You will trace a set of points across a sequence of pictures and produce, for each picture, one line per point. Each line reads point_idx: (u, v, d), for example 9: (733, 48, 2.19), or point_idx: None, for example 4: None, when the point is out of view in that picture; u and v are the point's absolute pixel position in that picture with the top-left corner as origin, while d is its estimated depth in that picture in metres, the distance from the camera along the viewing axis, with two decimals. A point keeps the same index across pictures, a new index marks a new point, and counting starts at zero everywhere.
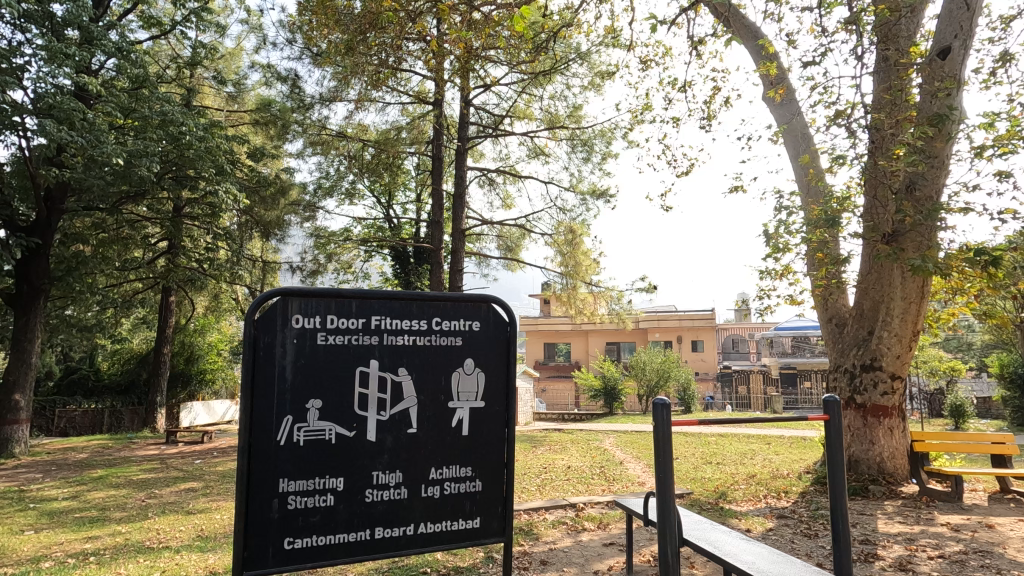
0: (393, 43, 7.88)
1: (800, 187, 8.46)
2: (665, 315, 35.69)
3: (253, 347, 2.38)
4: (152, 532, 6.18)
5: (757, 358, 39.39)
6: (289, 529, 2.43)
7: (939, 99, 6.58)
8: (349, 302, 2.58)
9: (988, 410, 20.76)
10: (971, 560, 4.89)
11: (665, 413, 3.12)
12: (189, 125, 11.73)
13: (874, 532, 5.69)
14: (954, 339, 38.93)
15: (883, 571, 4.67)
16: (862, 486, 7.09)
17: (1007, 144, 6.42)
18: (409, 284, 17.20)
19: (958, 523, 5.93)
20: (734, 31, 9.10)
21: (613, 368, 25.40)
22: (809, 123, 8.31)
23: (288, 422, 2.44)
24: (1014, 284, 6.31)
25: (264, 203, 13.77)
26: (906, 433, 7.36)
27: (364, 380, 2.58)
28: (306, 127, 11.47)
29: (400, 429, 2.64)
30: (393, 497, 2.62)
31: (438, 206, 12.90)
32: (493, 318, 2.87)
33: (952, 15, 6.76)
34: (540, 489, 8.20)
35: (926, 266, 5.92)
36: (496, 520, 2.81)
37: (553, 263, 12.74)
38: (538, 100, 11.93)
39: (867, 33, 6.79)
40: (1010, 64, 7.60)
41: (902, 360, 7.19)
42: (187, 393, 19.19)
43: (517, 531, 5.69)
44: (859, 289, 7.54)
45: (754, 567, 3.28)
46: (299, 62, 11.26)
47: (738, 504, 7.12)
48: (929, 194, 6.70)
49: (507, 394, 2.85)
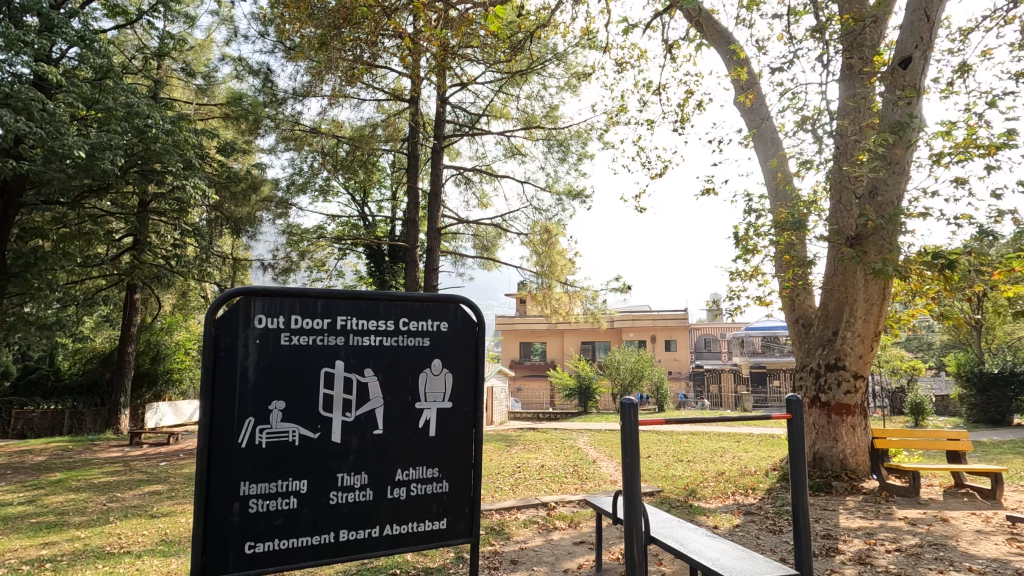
0: (368, 39, 7.85)
1: (768, 190, 8.65)
2: (639, 315, 36.11)
3: (213, 348, 2.33)
4: (113, 537, 5.99)
5: (728, 357, 40.13)
6: (250, 533, 2.39)
7: (901, 107, 6.80)
8: (314, 302, 2.55)
9: (945, 407, 21.56)
10: (926, 553, 5.06)
11: (633, 413, 3.15)
12: (156, 119, 11.48)
13: (836, 527, 5.85)
14: (915, 339, 40.49)
15: (843, 565, 4.81)
16: (825, 482, 7.31)
17: (964, 152, 6.67)
18: (383, 283, 17.01)
19: (915, 517, 6.14)
20: (707, 35, 9.26)
21: (588, 368, 25.58)
22: (778, 128, 8.52)
23: (250, 423, 2.39)
24: (969, 287, 6.55)
25: (234, 198, 13.25)
26: (867, 431, 7.59)
27: (329, 381, 2.55)
28: (279, 122, 11.28)
29: (365, 430, 2.62)
30: (358, 499, 2.59)
31: (414, 205, 12.81)
32: (462, 318, 2.86)
33: (913, 26, 6.98)
34: (513, 489, 8.18)
35: (887, 270, 6.11)
36: (464, 521, 2.80)
37: (529, 263, 12.80)
38: (514, 100, 11.97)
39: (834, 42, 6.97)
40: (968, 74, 7.93)
41: (864, 360, 7.45)
42: (153, 393, 18.69)
43: (489, 531, 5.68)
44: (824, 291, 7.75)
45: (719, 564, 3.34)
46: (272, 55, 11.06)
47: (706, 501, 7.25)
48: (891, 199, 6.91)
49: (475, 394, 2.84)
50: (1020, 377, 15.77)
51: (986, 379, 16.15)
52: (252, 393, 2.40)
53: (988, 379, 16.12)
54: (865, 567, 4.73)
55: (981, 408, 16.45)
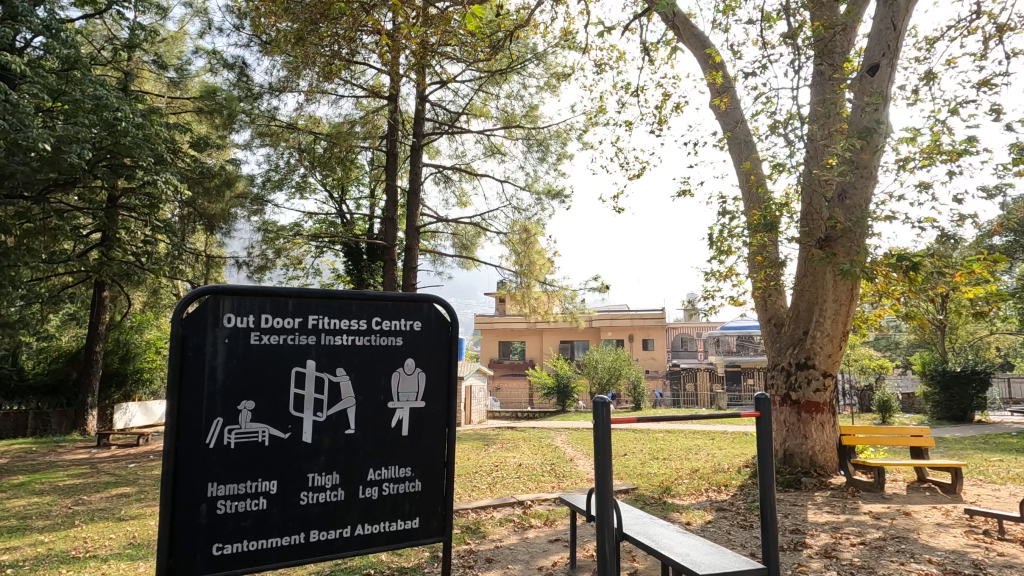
0: (346, 35, 7.76)
1: (742, 191, 8.82)
2: (617, 315, 36.46)
3: (181, 347, 2.29)
4: (79, 541, 5.84)
5: (704, 356, 40.70)
6: (218, 535, 2.36)
7: (869, 113, 7.03)
8: (285, 301, 2.53)
9: (910, 405, 22.19)
10: (888, 545, 5.23)
11: (606, 411, 3.19)
12: (126, 112, 11.16)
13: (804, 522, 6.00)
14: (883, 338, 41.78)
15: (809, 558, 4.94)
16: (795, 478, 7.49)
17: (929, 158, 6.89)
18: (361, 281, 16.89)
19: (880, 512, 6.33)
20: (683, 38, 9.40)
21: (566, 367, 25.74)
22: (752, 132, 8.68)
23: (218, 424, 2.37)
24: (932, 288, 6.78)
25: (208, 195, 13.03)
26: (835, 428, 7.79)
27: (300, 380, 2.53)
28: (254, 117, 11.15)
29: (337, 429, 2.61)
30: (329, 499, 2.58)
31: (393, 203, 12.74)
32: (436, 317, 2.86)
33: (880, 35, 7.18)
34: (491, 488, 8.19)
35: (854, 271, 6.29)
36: (436, 520, 2.81)
37: (508, 261, 12.85)
38: (494, 99, 12.01)
39: (805, 48, 7.13)
40: (933, 82, 8.20)
41: (833, 359, 7.64)
42: (122, 393, 18.19)
43: (464, 531, 5.67)
44: (795, 291, 7.92)
45: (689, 560, 3.42)
46: (247, 49, 10.89)
47: (680, 498, 7.37)
48: (859, 202, 7.10)
49: (449, 393, 2.85)
50: (981, 375, 16.34)
51: (949, 377, 16.65)
52: (221, 393, 2.37)
53: (951, 376, 16.59)
54: (830, 560, 4.87)
55: (944, 405, 16.99)
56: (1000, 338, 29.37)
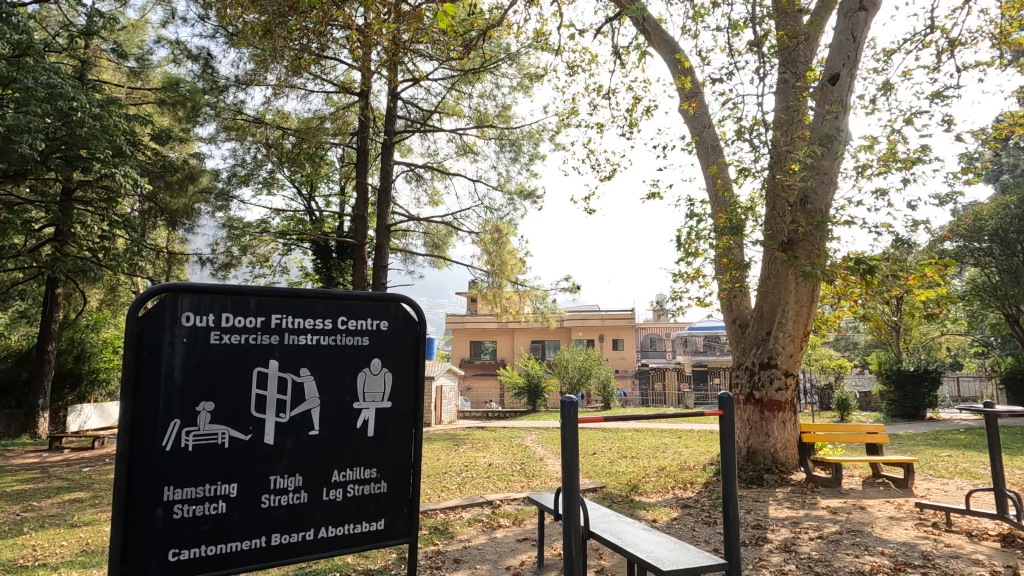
0: (316, 29, 7.63)
1: (709, 195, 9.01)
2: (587, 315, 36.80)
3: (136, 347, 2.22)
4: (27, 549, 5.59)
5: (672, 356, 41.44)
6: (175, 540, 2.29)
7: (829, 121, 7.29)
8: (247, 300, 2.47)
9: (868, 403, 23.05)
10: (844, 539, 5.42)
11: (573, 410, 3.21)
12: (82, 101, 10.76)
13: (766, 517, 6.16)
14: (842, 339, 43.42)
15: (769, 552, 5.08)
16: (758, 475, 7.70)
17: (885, 166, 7.17)
18: (330, 280, 16.63)
19: (837, 506, 6.55)
20: (653, 42, 9.55)
21: (537, 367, 25.85)
22: (718, 137, 8.87)
23: (175, 426, 2.29)
24: (887, 291, 7.06)
25: (171, 189, 12.66)
26: (797, 426, 8.02)
27: (262, 381, 2.48)
28: (220, 110, 10.81)
29: (301, 431, 2.56)
30: (291, 501, 2.53)
31: (363, 201, 12.58)
32: (403, 317, 2.83)
33: (841, 45, 7.43)
34: (460, 488, 8.15)
35: (815, 272, 6.49)
36: (402, 521, 2.78)
37: (480, 261, 12.85)
38: (466, 98, 11.98)
39: (771, 56, 7.33)
40: (891, 92, 8.54)
41: (794, 359, 7.87)
42: (76, 393, 17.46)
43: (432, 532, 5.64)
44: (759, 292, 8.13)
45: (654, 556, 3.47)
46: (213, 41, 10.57)
47: (647, 495, 7.48)
48: (820, 207, 7.33)
49: (416, 393, 2.82)
50: (932, 374, 17.08)
51: (903, 376, 17.34)
52: (178, 394, 2.30)
53: (905, 376, 17.29)
54: (789, 554, 5.02)
55: (899, 403, 17.68)
56: (951, 338, 30.76)
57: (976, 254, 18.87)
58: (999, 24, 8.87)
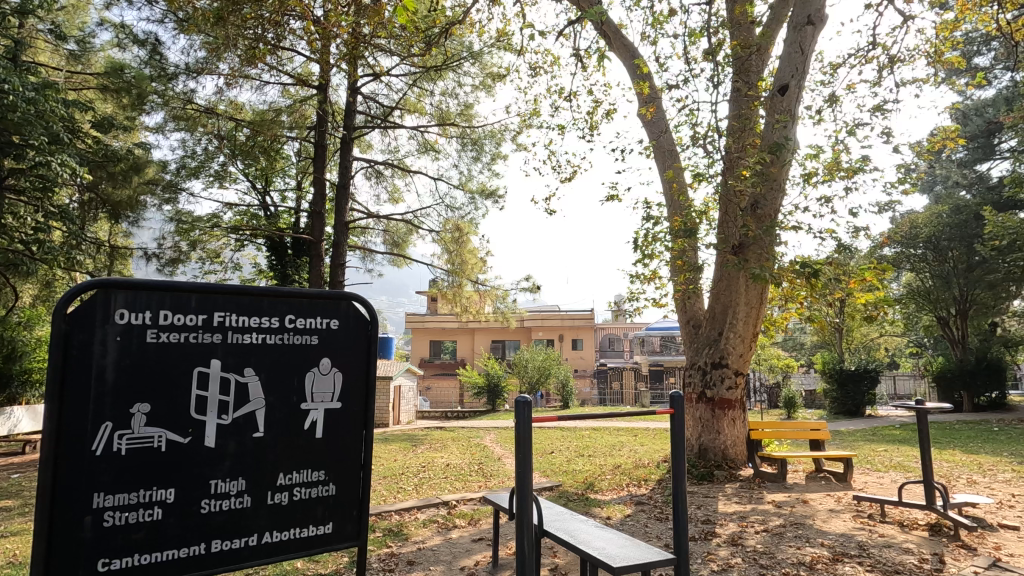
0: (271, 18, 7.44)
1: (665, 199, 9.20)
2: (548, 315, 37.10)
3: (63, 346, 2.09)
4: None
5: (629, 356, 42.22)
6: (104, 549, 2.17)
7: (778, 129, 7.59)
8: (187, 297, 2.37)
9: (812, 401, 24.15)
10: (787, 531, 5.64)
11: (527, 410, 3.20)
12: (14, 84, 10.11)
13: (715, 512, 6.35)
14: (789, 339, 45.28)
15: (717, 546, 5.24)
16: (709, 471, 7.93)
17: (829, 174, 7.50)
18: (285, 277, 16.19)
19: (782, 501, 6.81)
20: (613, 46, 9.69)
21: (497, 366, 25.85)
22: (675, 142, 9.09)
23: (107, 429, 2.17)
24: (831, 293, 7.39)
25: (112, 180, 11.42)
26: (745, 423, 8.29)
27: (203, 381, 2.38)
28: (168, 99, 10.35)
29: (244, 433, 2.47)
30: (234, 506, 2.44)
31: (321, 197, 12.26)
32: (354, 316, 2.77)
33: (790, 57, 7.73)
34: (417, 489, 8.08)
35: (764, 274, 6.76)
36: (351, 525, 2.72)
37: (440, 260, 12.77)
38: (428, 95, 11.87)
39: (724, 66, 7.56)
40: (836, 104, 8.96)
41: (744, 358, 8.14)
42: (5, 396, 16.35)
43: (386, 533, 5.56)
44: (712, 294, 8.38)
45: (605, 553, 3.51)
46: (161, 26, 10.08)
47: (602, 493, 7.60)
48: (769, 212, 7.61)
49: (367, 393, 2.76)
50: (871, 373, 18.04)
51: (845, 375, 18.22)
52: (111, 395, 2.18)
53: (846, 375, 18.20)
54: (736, 547, 5.18)
55: (841, 401, 18.55)
56: (889, 339, 32.53)
57: (913, 260, 19.98)
58: (934, 44, 9.42)
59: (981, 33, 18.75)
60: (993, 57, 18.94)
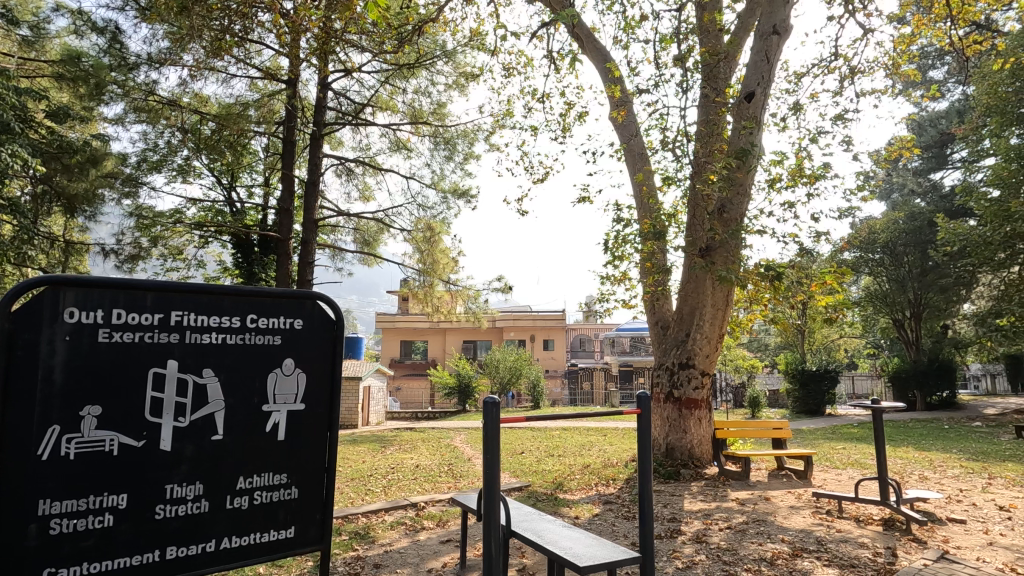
0: (238, 10, 7.29)
1: (635, 201, 9.32)
2: (520, 315, 37.16)
3: (7, 346, 1.99)
4: None
5: (600, 357, 42.60)
6: (51, 559, 2.08)
7: (744, 136, 7.77)
8: (143, 295, 2.29)
9: (776, 400, 24.82)
10: (750, 528, 5.78)
11: (495, 410, 3.20)
12: None
13: (681, 510, 6.46)
14: (754, 340, 46.36)
15: (682, 544, 5.33)
16: (676, 470, 8.07)
17: (792, 180, 7.72)
18: (251, 275, 15.81)
19: (745, 498, 6.97)
20: (586, 49, 9.78)
21: (468, 367, 25.75)
22: (645, 145, 9.21)
23: (54, 433, 2.08)
24: (794, 296, 7.59)
25: (67, 172, 10.94)
26: (710, 423, 8.46)
27: (158, 382, 2.30)
28: (129, 89, 9.96)
29: (203, 436, 2.40)
30: (190, 511, 2.36)
31: (290, 194, 12.01)
32: (318, 316, 2.72)
33: (757, 65, 7.92)
34: (385, 491, 7.98)
35: (730, 276, 6.91)
36: (314, 528, 2.67)
37: (411, 259, 12.66)
38: (401, 93, 11.76)
39: (693, 72, 7.70)
40: (800, 111, 9.22)
41: (710, 359, 8.30)
42: None
43: (353, 536, 5.47)
44: (680, 295, 8.52)
45: (572, 553, 3.52)
46: (122, 14, 9.69)
47: (571, 493, 7.65)
48: (735, 216, 7.80)
49: (331, 394, 2.72)
50: (831, 373, 18.65)
51: (807, 375, 18.79)
52: (59, 397, 2.09)
53: (808, 375, 18.77)
54: (700, 545, 5.28)
55: (803, 400, 19.10)
56: (849, 340, 33.61)
57: (871, 264, 20.69)
58: (892, 57, 9.79)
59: (935, 48, 19.61)
60: (947, 71, 19.81)
